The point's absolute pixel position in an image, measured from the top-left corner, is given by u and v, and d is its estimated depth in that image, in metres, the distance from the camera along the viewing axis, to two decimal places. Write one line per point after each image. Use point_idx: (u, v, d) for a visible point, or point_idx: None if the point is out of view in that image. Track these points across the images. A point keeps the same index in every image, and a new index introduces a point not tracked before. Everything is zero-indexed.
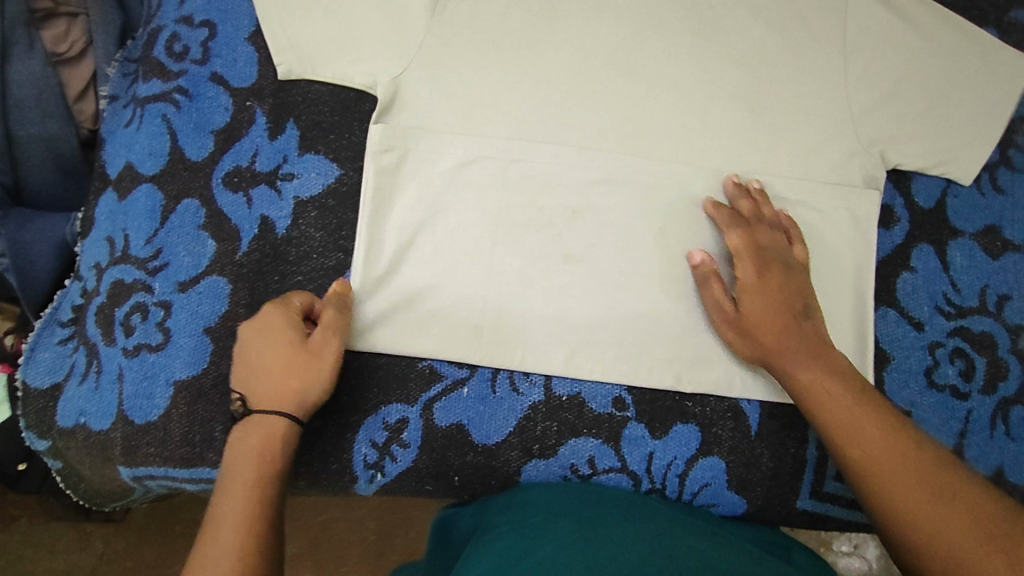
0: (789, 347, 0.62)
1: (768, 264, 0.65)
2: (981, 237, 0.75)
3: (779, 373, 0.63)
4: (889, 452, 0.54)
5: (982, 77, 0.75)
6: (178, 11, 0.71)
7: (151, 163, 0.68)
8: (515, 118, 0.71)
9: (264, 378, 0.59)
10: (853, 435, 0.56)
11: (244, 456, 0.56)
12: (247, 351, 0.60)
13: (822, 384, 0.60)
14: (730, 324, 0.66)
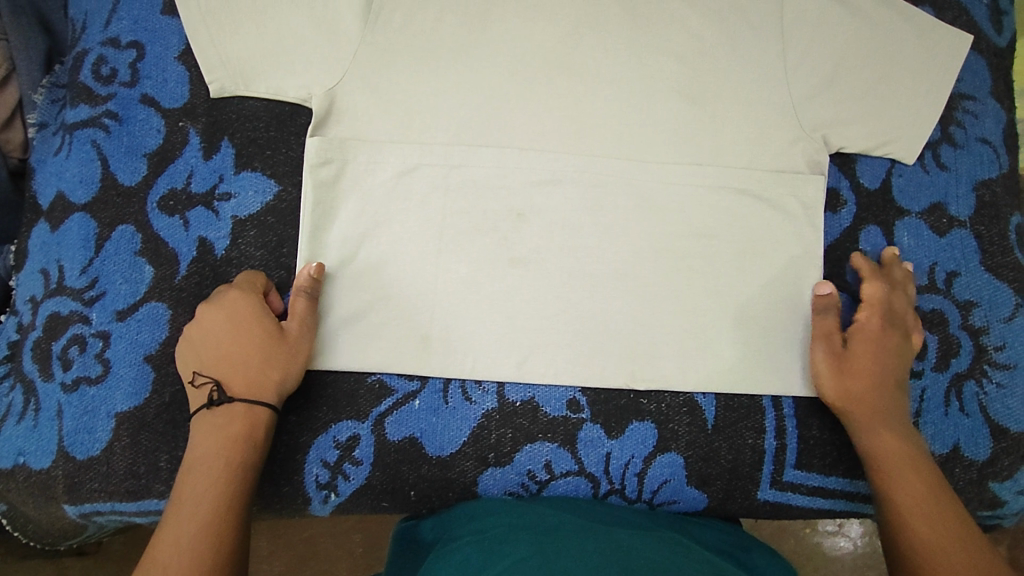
0: (888, 405, 0.65)
1: (894, 319, 0.67)
2: (926, 214, 0.73)
3: (861, 424, 0.64)
4: (939, 518, 0.57)
5: (920, 57, 0.75)
6: (105, 33, 0.70)
7: (83, 191, 0.67)
8: (455, 124, 0.70)
9: (245, 366, 0.61)
10: (908, 499, 0.59)
11: (217, 441, 0.58)
12: (221, 339, 0.61)
13: (902, 448, 0.62)
14: (830, 361, 0.66)
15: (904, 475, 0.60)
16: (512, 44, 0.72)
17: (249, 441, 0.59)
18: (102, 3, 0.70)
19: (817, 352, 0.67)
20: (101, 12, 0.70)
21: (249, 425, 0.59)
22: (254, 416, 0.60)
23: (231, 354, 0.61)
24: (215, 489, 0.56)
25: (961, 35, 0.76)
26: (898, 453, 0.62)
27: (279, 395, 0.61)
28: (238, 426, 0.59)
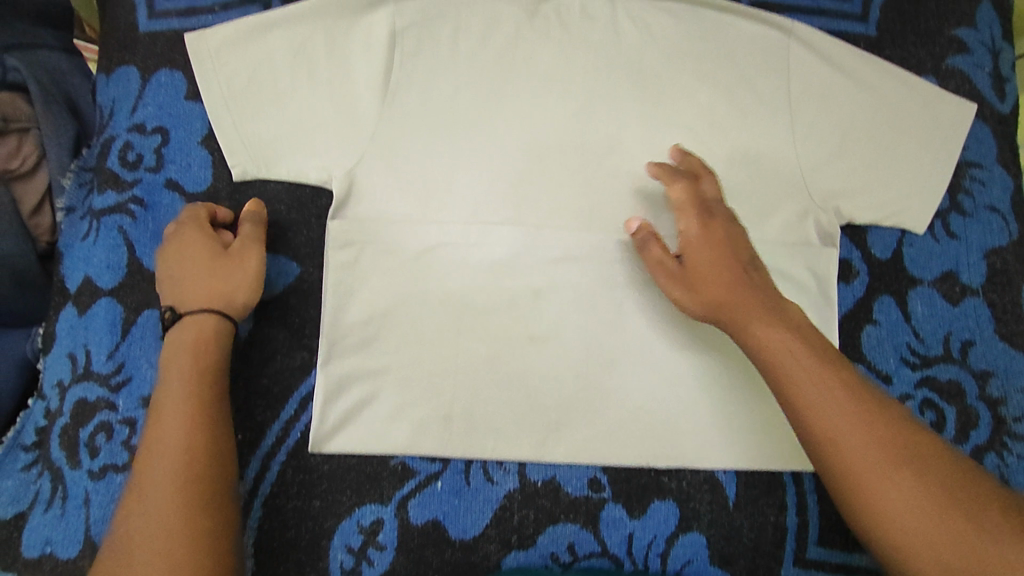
0: (746, 290, 0.61)
1: (710, 212, 0.65)
2: (939, 284, 0.74)
3: (738, 332, 0.61)
4: (853, 420, 0.54)
5: (927, 127, 0.76)
6: (131, 119, 0.72)
7: (109, 276, 0.68)
8: (470, 201, 0.71)
9: (195, 282, 0.63)
10: (819, 403, 0.54)
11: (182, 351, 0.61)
12: (170, 264, 0.64)
13: (787, 341, 0.58)
14: (678, 284, 0.64)
15: (809, 378, 0.55)
16: (525, 120, 0.73)
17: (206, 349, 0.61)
18: (128, 89, 0.72)
19: (664, 286, 0.65)
20: (128, 99, 0.72)
21: (203, 340, 0.61)
22: (208, 330, 0.62)
23: (181, 272, 0.63)
24: (180, 445, 0.56)
25: (965, 105, 0.77)
26: (784, 348, 0.58)
27: (231, 305, 0.63)
28: (192, 340, 0.61)
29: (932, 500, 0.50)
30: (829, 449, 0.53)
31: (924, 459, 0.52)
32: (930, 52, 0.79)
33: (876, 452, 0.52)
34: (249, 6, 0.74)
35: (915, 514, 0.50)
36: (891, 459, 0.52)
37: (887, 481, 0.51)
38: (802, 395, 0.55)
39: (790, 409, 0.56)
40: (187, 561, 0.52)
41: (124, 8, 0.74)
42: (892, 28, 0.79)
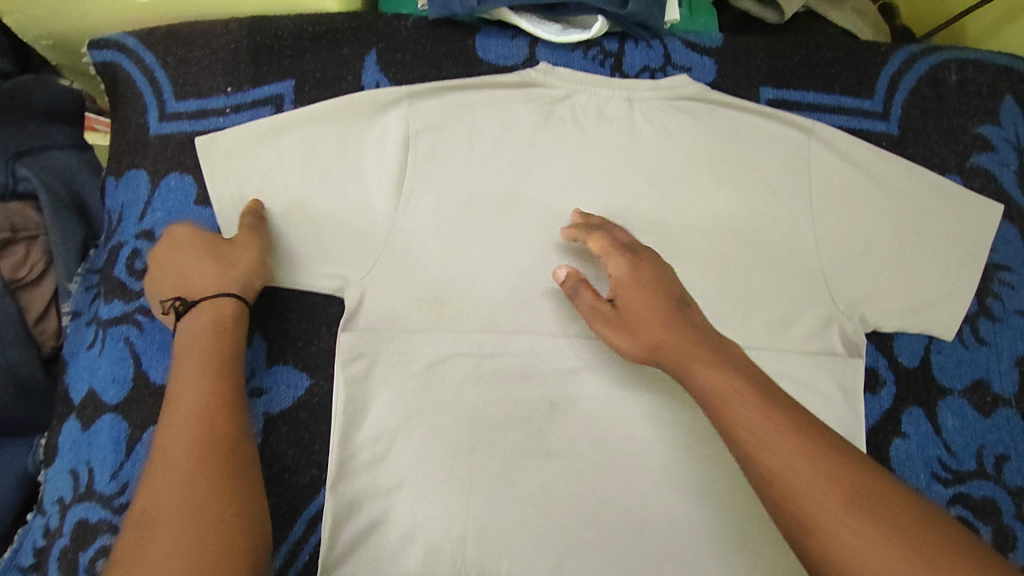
0: (686, 327, 0.56)
1: (636, 256, 0.63)
2: (969, 394, 0.72)
3: (681, 372, 0.55)
4: (813, 464, 0.45)
5: (953, 228, 0.74)
6: (140, 226, 0.71)
7: (114, 390, 0.66)
8: (484, 309, 0.69)
9: (201, 272, 0.64)
10: (767, 443, 0.46)
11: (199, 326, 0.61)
12: (173, 261, 0.65)
13: (730, 382, 0.51)
14: (618, 330, 0.61)
15: (748, 416, 0.48)
16: (542, 223, 0.72)
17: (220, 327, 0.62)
18: (138, 194, 0.72)
19: (606, 335, 0.61)
20: (136, 204, 0.72)
21: (213, 313, 0.62)
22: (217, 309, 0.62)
23: (186, 268, 0.64)
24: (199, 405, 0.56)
25: (992, 205, 0.75)
26: (726, 391, 0.51)
27: (244, 287, 0.64)
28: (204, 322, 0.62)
29: (903, 551, 0.41)
30: (782, 498, 0.45)
31: (887, 506, 0.43)
32: (954, 150, 0.78)
33: (832, 494, 0.43)
34: (261, 107, 0.74)
35: (884, 564, 0.40)
36: (849, 501, 0.43)
37: (849, 524, 0.42)
38: (747, 441, 0.47)
39: (740, 454, 0.48)
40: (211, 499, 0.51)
41: (137, 110, 0.75)
42: (914, 125, 0.78)
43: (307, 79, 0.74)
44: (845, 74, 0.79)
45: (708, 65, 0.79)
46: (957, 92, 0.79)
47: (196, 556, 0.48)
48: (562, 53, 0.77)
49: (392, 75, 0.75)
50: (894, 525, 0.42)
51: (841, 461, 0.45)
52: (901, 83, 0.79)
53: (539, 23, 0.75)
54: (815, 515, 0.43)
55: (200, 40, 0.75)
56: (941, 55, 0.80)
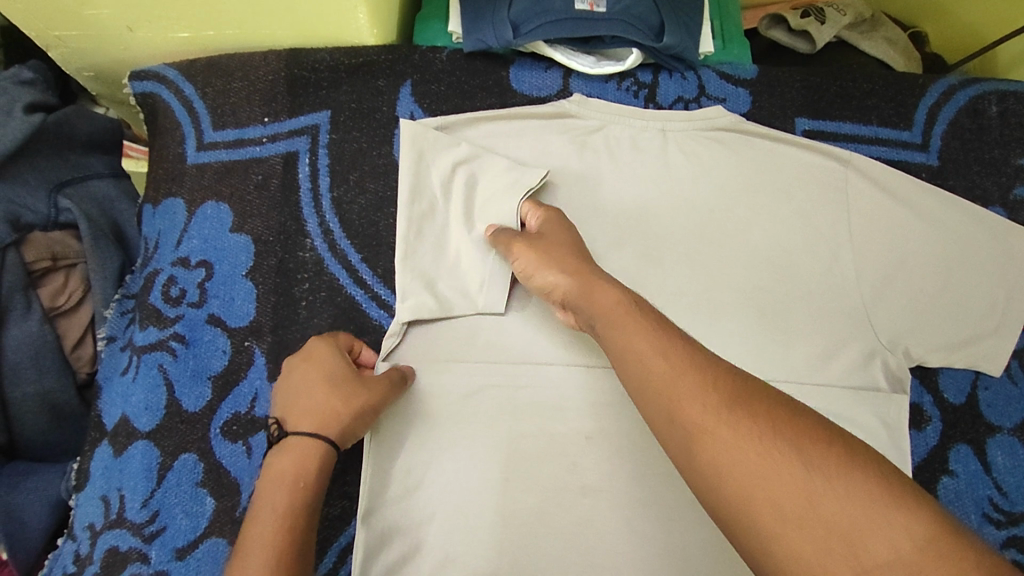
0: (584, 266, 0.59)
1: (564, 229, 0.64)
2: (1020, 432, 0.70)
3: (579, 304, 0.56)
4: (703, 396, 0.43)
5: (999, 261, 0.72)
6: (176, 253, 0.72)
7: (147, 417, 0.66)
8: (517, 337, 0.69)
9: (307, 403, 0.60)
10: (656, 361, 0.46)
11: (288, 454, 0.58)
12: (293, 372, 0.62)
13: (622, 305, 0.52)
14: (532, 248, 0.62)
15: (647, 359, 0.47)
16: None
17: (309, 462, 0.58)
18: (175, 222, 0.73)
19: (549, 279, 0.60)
20: (173, 231, 0.73)
21: (291, 478, 0.57)
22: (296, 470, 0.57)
23: (299, 385, 0.61)
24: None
25: None
26: (620, 315, 0.52)
27: (346, 428, 0.60)
28: (287, 469, 0.57)
29: (776, 454, 0.39)
30: (680, 442, 0.43)
31: (765, 413, 0.41)
32: (996, 181, 0.76)
33: (716, 407, 0.42)
34: (297, 137, 0.75)
35: (754, 475, 0.39)
36: (728, 409, 0.42)
37: (723, 435, 0.41)
38: (647, 386, 0.46)
39: (639, 400, 0.47)
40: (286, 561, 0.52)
41: (176, 139, 0.76)
42: (954, 157, 0.77)
43: (343, 109, 0.76)
44: (882, 105, 0.78)
45: (743, 95, 0.79)
46: (999, 123, 0.78)
47: None
48: (596, 84, 0.78)
49: (426, 106, 0.76)
50: (770, 429, 0.40)
51: (731, 392, 0.43)
52: (940, 114, 0.78)
53: (573, 55, 0.76)
54: (698, 425, 0.42)
55: (238, 71, 0.76)
56: (981, 86, 0.79)
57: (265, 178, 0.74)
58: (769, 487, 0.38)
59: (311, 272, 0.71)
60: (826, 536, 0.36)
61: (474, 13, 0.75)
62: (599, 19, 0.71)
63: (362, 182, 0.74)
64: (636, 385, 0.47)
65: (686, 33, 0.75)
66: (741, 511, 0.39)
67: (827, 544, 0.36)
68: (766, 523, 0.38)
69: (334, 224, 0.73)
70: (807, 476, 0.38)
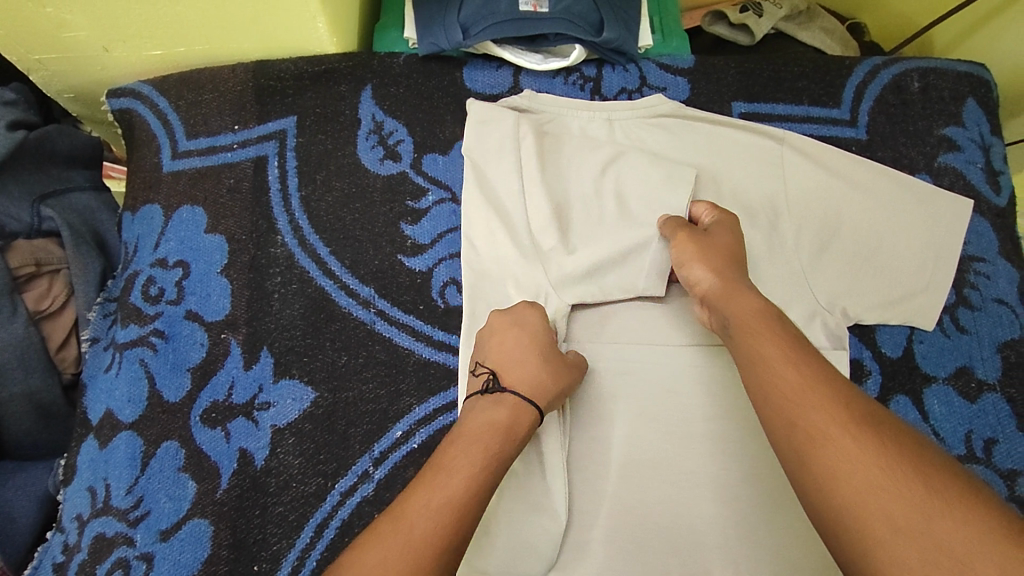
0: (732, 272, 0.65)
1: (725, 223, 0.70)
2: (954, 380, 0.74)
3: (719, 305, 0.63)
4: (831, 408, 0.50)
5: (925, 224, 0.77)
6: (154, 255, 0.76)
7: (130, 409, 0.69)
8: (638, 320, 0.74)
9: (523, 365, 0.64)
10: (784, 372, 0.54)
11: (501, 404, 0.62)
12: (501, 334, 0.67)
13: (763, 315, 0.60)
14: (693, 240, 0.68)
15: (778, 369, 0.54)
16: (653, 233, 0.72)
17: (521, 422, 0.61)
18: (152, 226, 0.77)
19: (698, 274, 0.66)
20: (151, 235, 0.77)
21: (504, 429, 0.60)
22: (505, 423, 0.60)
23: (508, 348, 0.66)
24: (434, 532, 0.50)
25: (959, 201, 0.79)
26: (757, 324, 0.59)
27: (550, 399, 0.64)
28: (504, 420, 0.61)
29: (895, 473, 0.44)
30: (799, 447, 0.49)
31: (887, 437, 0.47)
32: (921, 151, 0.82)
33: (842, 421, 0.49)
34: (266, 142, 0.80)
35: (876, 489, 0.44)
36: (856, 426, 0.48)
37: (847, 444, 0.47)
38: (771, 393, 0.54)
39: (760, 404, 0.55)
40: (475, 487, 0.55)
41: (152, 150, 0.81)
42: (882, 131, 0.83)
43: (309, 114, 0.80)
44: (812, 86, 0.84)
45: (682, 84, 0.84)
46: (921, 98, 0.84)
47: (453, 523, 0.52)
48: (544, 80, 0.83)
49: (387, 107, 0.81)
50: (895, 452, 0.46)
51: (859, 412, 0.49)
52: (866, 92, 0.84)
53: (521, 54, 0.81)
54: (822, 434, 0.48)
55: (209, 83, 0.81)
56: (903, 65, 0.85)
57: (237, 181, 0.78)
58: (887, 500, 0.43)
59: (283, 267, 0.75)
60: (935, 550, 0.41)
61: (426, 19, 0.80)
62: (542, 19, 0.77)
63: (329, 181, 0.79)
64: (759, 387, 0.55)
65: (625, 28, 0.81)
66: (850, 515, 0.44)
67: (934, 559, 0.40)
68: (875, 531, 0.43)
69: (303, 220, 0.77)
70: (925, 498, 0.43)
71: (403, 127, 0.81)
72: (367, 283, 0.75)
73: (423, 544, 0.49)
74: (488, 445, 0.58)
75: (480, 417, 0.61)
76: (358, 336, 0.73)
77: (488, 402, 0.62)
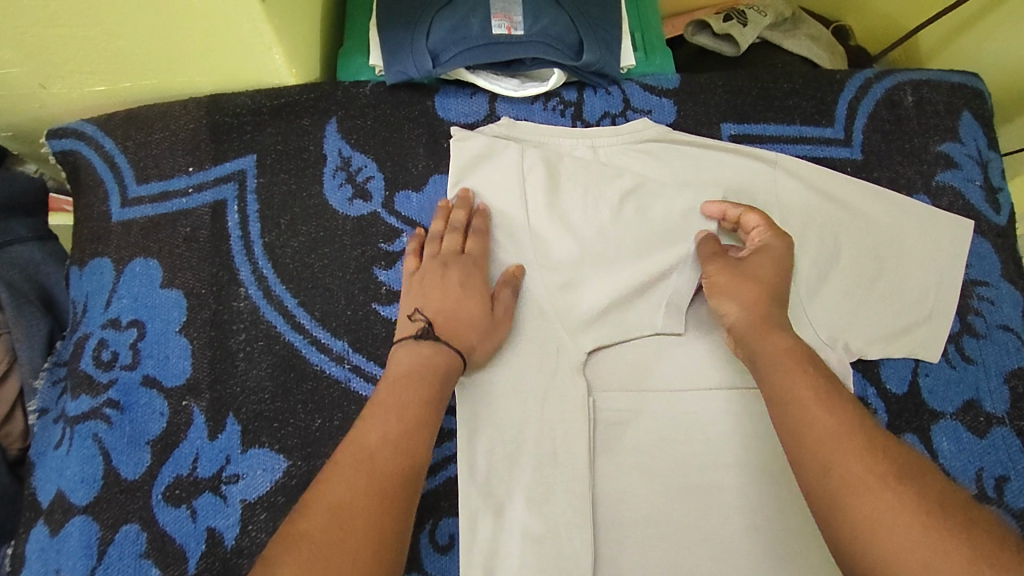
0: (767, 307, 0.62)
1: (771, 251, 0.66)
2: (962, 415, 0.71)
3: (750, 339, 0.61)
4: (868, 454, 0.47)
5: (924, 248, 0.74)
6: (106, 315, 0.69)
7: (83, 491, 0.63)
8: (647, 361, 0.71)
9: (455, 311, 0.66)
10: (822, 417, 0.51)
11: (428, 346, 0.63)
12: (434, 278, 0.67)
13: (796, 352, 0.57)
14: (727, 270, 0.65)
15: (812, 406, 0.52)
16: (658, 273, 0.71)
17: (447, 360, 0.63)
18: (103, 283, 0.70)
19: (733, 305, 0.63)
20: (101, 293, 0.70)
21: (441, 370, 0.62)
22: (438, 359, 0.62)
23: (439, 292, 0.67)
24: (387, 467, 0.55)
25: (962, 223, 0.76)
26: (788, 361, 0.56)
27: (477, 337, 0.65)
28: (432, 357, 0.62)
29: (944, 537, 0.42)
30: (836, 491, 0.47)
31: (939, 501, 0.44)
32: (918, 169, 0.78)
33: (882, 471, 0.46)
34: (224, 184, 0.73)
35: (922, 551, 0.42)
36: (898, 479, 0.45)
37: (889, 498, 0.45)
38: (805, 432, 0.51)
39: (791, 442, 0.52)
40: (411, 421, 0.58)
41: (99, 197, 0.73)
42: (877, 149, 0.79)
43: (269, 152, 0.74)
44: (804, 104, 0.80)
45: (668, 106, 0.79)
46: (916, 112, 0.80)
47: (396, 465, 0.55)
48: (522, 107, 0.78)
49: (354, 141, 0.75)
50: (941, 512, 0.43)
51: (899, 465, 0.47)
52: (859, 108, 0.80)
53: (496, 80, 0.76)
54: (861, 483, 0.46)
55: (159, 122, 0.74)
56: (896, 78, 0.81)
57: (194, 229, 0.72)
58: (934, 566, 0.41)
59: (247, 322, 0.69)
60: None
61: (392, 44, 0.74)
62: (517, 42, 0.72)
63: (294, 226, 0.73)
64: (794, 427, 0.52)
65: (606, 49, 0.75)
66: None
67: None
68: None
69: (267, 269, 0.71)
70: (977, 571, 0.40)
71: (373, 163, 0.75)
72: (340, 336, 0.69)
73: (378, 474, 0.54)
74: (422, 385, 0.61)
75: (412, 354, 0.63)
76: (332, 396, 0.67)
77: (418, 347, 0.63)
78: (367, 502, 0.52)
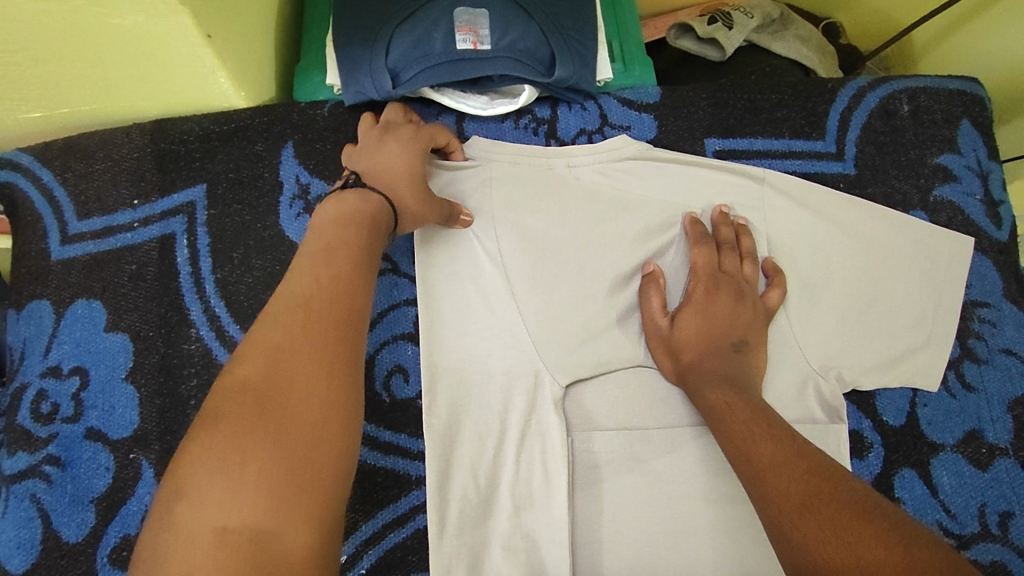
0: (705, 363, 0.61)
1: (706, 299, 0.64)
2: (963, 448, 0.67)
3: (692, 392, 0.61)
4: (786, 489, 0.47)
5: (922, 270, 0.70)
6: (45, 362, 0.64)
7: (20, 557, 0.59)
8: (627, 397, 0.67)
9: (393, 174, 0.59)
10: (745, 444, 0.53)
11: (363, 197, 0.55)
12: (374, 145, 0.61)
13: (729, 406, 0.57)
14: (661, 340, 0.65)
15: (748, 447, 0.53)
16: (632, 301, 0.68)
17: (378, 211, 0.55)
18: (41, 328, 0.66)
19: (664, 364, 0.65)
20: (40, 339, 0.65)
21: (373, 214, 0.55)
22: (368, 204, 0.55)
23: (379, 156, 0.60)
24: (327, 313, 0.46)
25: (962, 240, 0.71)
26: (722, 412, 0.57)
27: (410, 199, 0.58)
28: (362, 206, 0.55)
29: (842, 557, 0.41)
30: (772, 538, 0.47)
31: (843, 503, 0.44)
32: (915, 184, 0.74)
33: (789, 511, 0.46)
34: (172, 218, 0.68)
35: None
36: (801, 512, 0.45)
37: (797, 536, 0.44)
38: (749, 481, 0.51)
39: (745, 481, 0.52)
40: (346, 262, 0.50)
41: (36, 234, 0.69)
42: (871, 163, 0.74)
43: (220, 181, 0.69)
44: (793, 116, 0.75)
45: (648, 121, 0.74)
46: (912, 122, 0.75)
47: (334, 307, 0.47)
48: (491, 126, 0.73)
49: (313, 167, 0.70)
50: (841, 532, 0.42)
51: (806, 491, 0.46)
52: (852, 119, 0.75)
53: (463, 98, 0.71)
54: (779, 528, 0.46)
55: (100, 150, 0.69)
56: (891, 86, 0.76)
57: (140, 267, 0.67)
58: None
59: (199, 367, 0.64)
60: None
61: (349, 62, 0.68)
62: (482, 59, 0.67)
63: (248, 260, 0.68)
64: (733, 458, 0.54)
65: (580, 63, 0.70)
66: None
67: None
68: None
69: (219, 307, 0.66)
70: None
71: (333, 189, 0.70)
72: None
73: (316, 310, 0.46)
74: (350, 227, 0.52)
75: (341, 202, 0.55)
76: None
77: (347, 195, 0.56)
78: (305, 346, 0.44)
